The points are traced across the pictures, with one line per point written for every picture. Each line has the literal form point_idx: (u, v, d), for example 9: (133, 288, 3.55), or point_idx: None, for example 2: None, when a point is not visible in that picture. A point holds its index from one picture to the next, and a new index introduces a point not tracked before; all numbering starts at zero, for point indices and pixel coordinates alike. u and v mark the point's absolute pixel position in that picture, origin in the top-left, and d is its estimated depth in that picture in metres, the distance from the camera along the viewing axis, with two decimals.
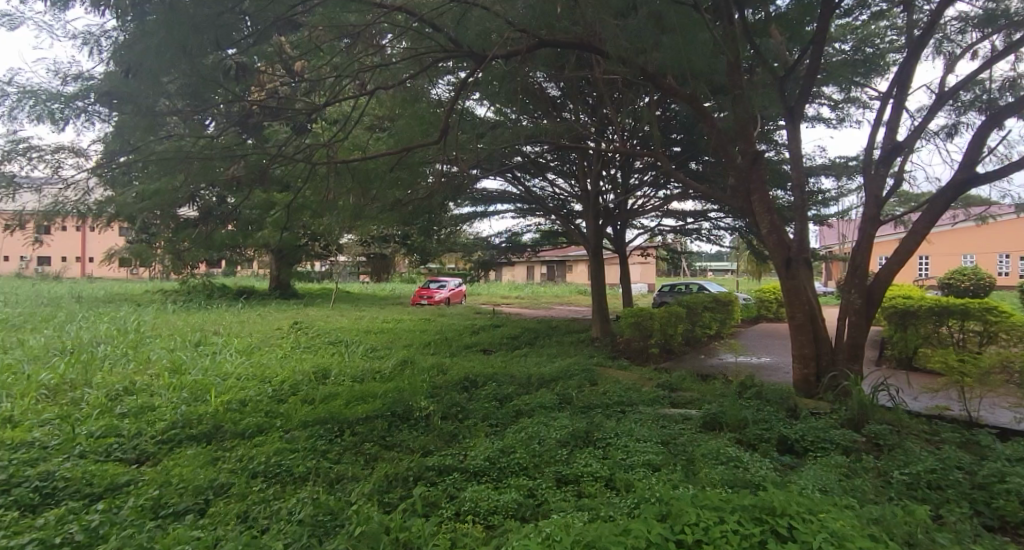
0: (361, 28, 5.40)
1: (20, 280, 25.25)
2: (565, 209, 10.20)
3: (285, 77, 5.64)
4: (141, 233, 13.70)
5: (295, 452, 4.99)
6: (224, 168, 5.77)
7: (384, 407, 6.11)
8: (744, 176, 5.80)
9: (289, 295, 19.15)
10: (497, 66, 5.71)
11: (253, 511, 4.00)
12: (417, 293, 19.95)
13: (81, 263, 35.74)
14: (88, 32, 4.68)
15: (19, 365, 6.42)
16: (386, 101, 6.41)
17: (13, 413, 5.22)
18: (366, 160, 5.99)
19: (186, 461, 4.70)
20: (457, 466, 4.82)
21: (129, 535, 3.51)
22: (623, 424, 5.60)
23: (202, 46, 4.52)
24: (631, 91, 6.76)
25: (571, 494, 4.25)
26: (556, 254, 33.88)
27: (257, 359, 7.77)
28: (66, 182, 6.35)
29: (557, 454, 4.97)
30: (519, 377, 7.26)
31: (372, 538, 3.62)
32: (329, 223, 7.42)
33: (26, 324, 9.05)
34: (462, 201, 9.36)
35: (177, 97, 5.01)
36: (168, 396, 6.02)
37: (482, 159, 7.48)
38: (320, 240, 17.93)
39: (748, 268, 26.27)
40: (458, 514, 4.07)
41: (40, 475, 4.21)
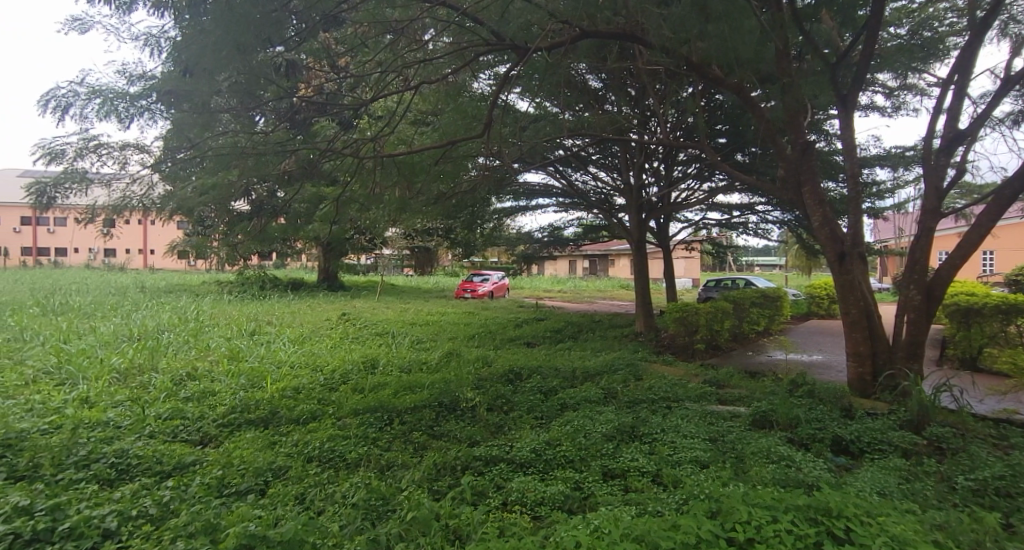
0: (405, 23, 5.46)
1: (93, 270, 26.98)
2: (607, 202, 10.13)
3: (330, 74, 5.73)
4: (199, 226, 14.26)
5: (346, 439, 5.15)
6: (277, 163, 5.94)
7: (431, 398, 6.23)
8: (796, 168, 5.65)
9: (337, 287, 19.68)
10: (541, 59, 5.70)
11: (309, 493, 4.16)
12: (461, 286, 20.21)
13: (144, 256, 37.71)
14: (148, 34, 4.85)
15: (91, 349, 6.79)
16: (430, 96, 6.45)
17: (89, 393, 5.54)
18: (413, 155, 6.05)
19: (246, 444, 4.91)
20: (504, 457, 4.88)
21: (198, 511, 3.70)
22: (669, 420, 5.58)
23: (258, 44, 4.67)
24: (675, 81, 6.66)
25: (617, 488, 4.27)
26: (599, 249, 33.82)
27: (309, 349, 8.00)
28: (131, 177, 6.67)
29: (603, 447, 4.99)
30: (563, 370, 7.29)
31: (423, 524, 3.72)
32: (377, 217, 7.55)
33: (95, 311, 9.57)
34: (505, 194, 9.41)
35: (231, 95, 5.17)
36: (227, 383, 6.27)
37: (526, 154, 7.47)
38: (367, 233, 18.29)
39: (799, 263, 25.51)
40: (505, 504, 4.14)
41: (115, 452, 4.46)
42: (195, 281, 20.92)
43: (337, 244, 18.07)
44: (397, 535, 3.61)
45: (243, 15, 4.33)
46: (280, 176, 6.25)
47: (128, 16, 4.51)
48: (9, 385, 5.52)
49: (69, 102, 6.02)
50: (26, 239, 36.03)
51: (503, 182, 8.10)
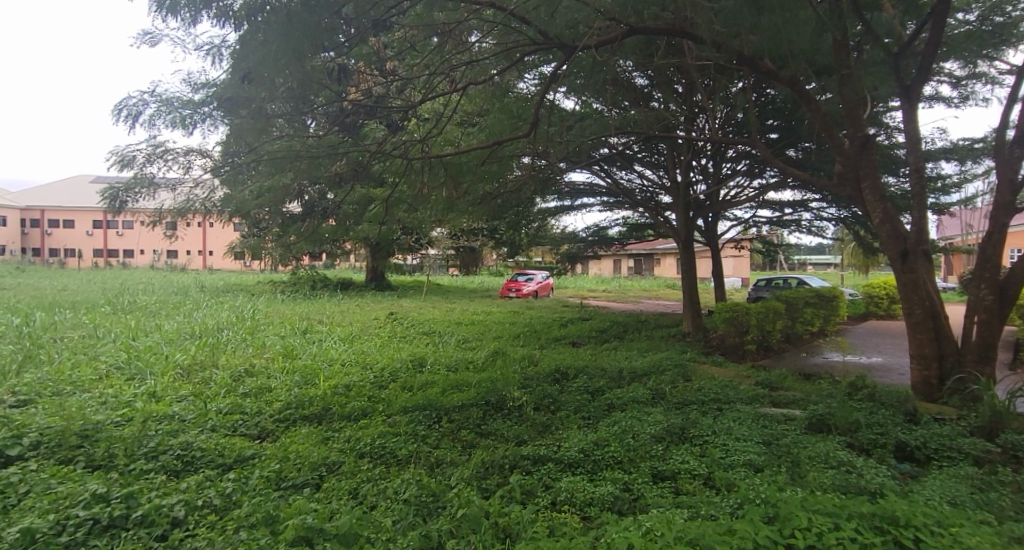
0: (451, 26, 5.49)
1: (158, 271, 28.44)
2: (653, 201, 10.00)
3: (379, 77, 5.82)
4: (254, 228, 14.78)
5: (397, 436, 5.24)
6: (329, 165, 6.09)
7: (478, 397, 6.27)
8: (854, 164, 5.45)
9: (383, 287, 20.09)
10: (588, 57, 5.66)
11: (362, 489, 4.24)
12: (505, 286, 20.32)
13: (203, 257, 39.40)
14: (209, 44, 5.05)
15: (157, 346, 7.14)
16: (476, 97, 6.49)
17: (156, 388, 5.82)
18: (461, 155, 6.09)
19: (301, 439, 5.07)
20: (552, 457, 4.88)
21: (258, 503, 3.83)
22: (721, 422, 5.47)
23: (310, 51, 4.77)
24: (724, 77, 6.51)
25: (668, 490, 4.21)
26: (644, 248, 33.39)
27: (359, 347, 8.18)
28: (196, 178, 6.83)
29: (652, 449, 4.92)
30: (610, 370, 7.22)
31: (473, 521, 3.75)
32: (424, 217, 7.65)
33: (161, 310, 10.06)
34: (549, 195, 9.40)
35: (285, 101, 5.33)
36: (283, 379, 6.47)
37: (572, 154, 7.43)
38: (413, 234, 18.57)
39: (855, 261, 24.53)
40: (555, 504, 4.14)
41: (181, 444, 4.67)
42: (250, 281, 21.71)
43: (385, 244, 18.40)
44: (448, 531, 3.65)
45: (299, 23, 4.46)
46: (332, 178, 6.42)
47: (193, 27, 4.71)
48: (85, 379, 5.85)
49: (139, 110, 6.35)
50: (97, 242, 38.33)
51: (548, 181, 8.09)
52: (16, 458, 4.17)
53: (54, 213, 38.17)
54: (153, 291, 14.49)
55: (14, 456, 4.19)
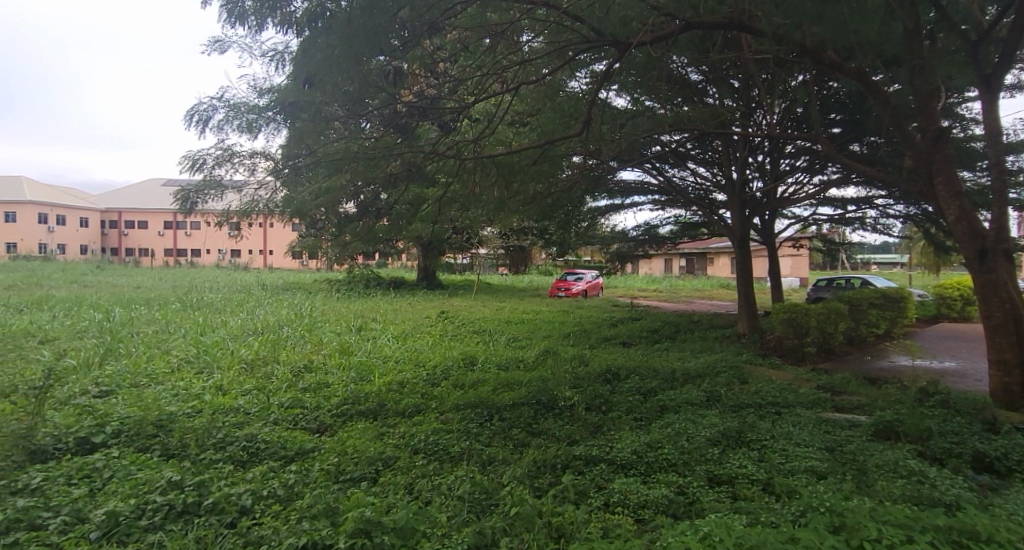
0: (503, 26, 5.50)
1: (222, 270, 29.82)
2: (706, 199, 9.78)
3: (432, 79, 5.89)
4: (311, 228, 15.28)
5: (450, 433, 5.32)
6: (384, 166, 6.22)
7: (529, 396, 6.29)
8: (926, 159, 5.19)
9: (434, 286, 20.41)
10: (642, 54, 5.57)
11: (416, 484, 4.32)
12: (554, 285, 20.29)
13: (262, 257, 40.99)
14: (273, 50, 5.23)
15: (223, 342, 7.48)
16: (528, 96, 6.49)
17: (222, 381, 6.09)
18: (513, 155, 6.12)
19: (358, 433, 5.20)
20: (604, 457, 4.85)
21: (320, 495, 3.96)
22: (779, 426, 5.31)
23: (367, 56, 4.87)
24: (784, 70, 6.30)
25: (725, 495, 4.11)
26: (696, 246, 32.70)
27: (411, 345, 8.34)
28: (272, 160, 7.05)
29: (708, 452, 4.82)
30: (662, 371, 7.12)
31: (527, 520, 3.76)
32: (475, 217, 7.73)
33: (226, 307, 10.54)
34: (598, 194, 9.33)
35: (343, 104, 5.47)
36: (340, 375, 6.67)
37: (623, 152, 7.35)
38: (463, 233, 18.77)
39: (925, 261, 23.26)
40: (607, 505, 4.10)
41: (247, 436, 4.87)
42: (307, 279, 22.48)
43: (436, 244, 18.66)
44: (502, 528, 3.66)
45: (357, 28, 4.56)
46: (386, 179, 6.56)
47: (258, 35, 4.88)
48: (159, 372, 6.19)
49: (209, 115, 6.66)
50: (166, 241, 40.48)
51: (598, 180, 8.03)
52: (100, 445, 4.44)
53: (128, 213, 40.51)
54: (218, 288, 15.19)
55: (98, 443, 4.47)
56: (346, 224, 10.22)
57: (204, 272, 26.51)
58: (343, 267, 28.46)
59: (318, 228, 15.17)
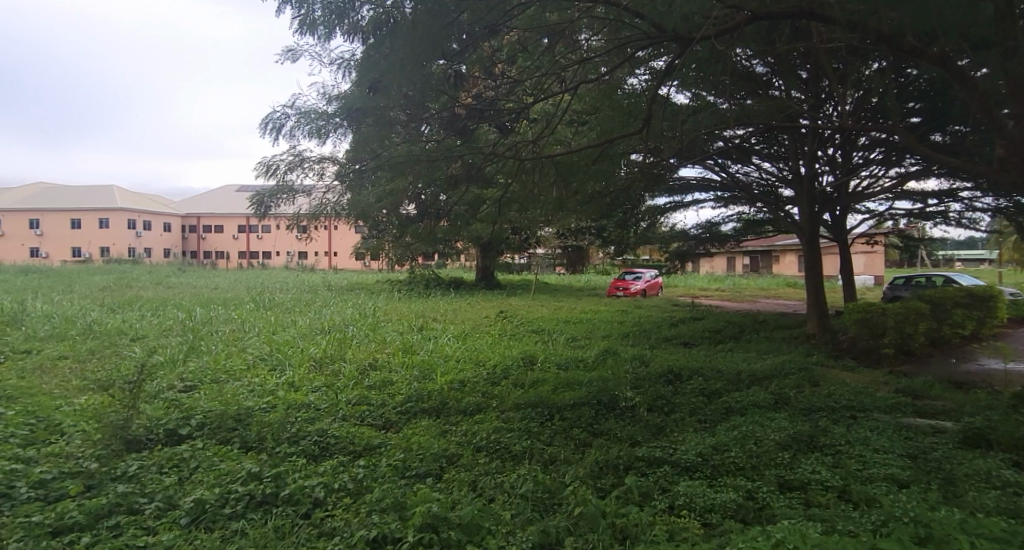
0: (562, 26, 5.48)
1: (290, 270, 31.17)
2: (771, 195, 9.45)
3: (491, 82, 5.94)
4: (374, 229, 15.74)
5: (511, 431, 5.36)
6: (444, 169, 6.33)
7: (590, 396, 6.26)
8: (1020, 147, 4.83)
9: (492, 286, 20.61)
10: (705, 49, 5.44)
11: (480, 481, 4.37)
12: (612, 285, 20.10)
13: (326, 259, 42.49)
14: (340, 58, 5.41)
15: (293, 340, 7.81)
16: (587, 96, 6.45)
17: (294, 378, 6.36)
18: (572, 154, 6.10)
19: (422, 430, 5.32)
20: (668, 459, 4.76)
21: (388, 489, 4.07)
22: (855, 431, 5.07)
23: (430, 61, 4.97)
24: (857, 59, 6.00)
25: (797, 501, 3.97)
26: (760, 243, 31.62)
27: (472, 344, 8.45)
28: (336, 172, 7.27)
29: (778, 457, 4.66)
30: (727, 372, 6.93)
31: (591, 520, 3.74)
32: (533, 217, 7.76)
33: (295, 307, 11.00)
34: (657, 191, 9.18)
35: (405, 109, 5.60)
36: (403, 374, 6.83)
37: (684, 149, 7.19)
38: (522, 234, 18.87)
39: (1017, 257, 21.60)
40: (673, 508, 4.02)
41: (318, 431, 5.06)
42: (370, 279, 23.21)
43: (495, 243, 18.84)
44: (566, 527, 3.65)
45: (420, 34, 4.66)
46: (446, 181, 6.68)
47: (327, 43, 5.07)
48: (236, 368, 6.53)
49: None
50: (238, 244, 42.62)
51: (658, 178, 7.90)
52: (187, 437, 4.73)
53: (204, 218, 42.95)
54: (287, 289, 15.88)
55: (185, 434, 4.76)
56: (407, 226, 10.46)
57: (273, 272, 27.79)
58: (404, 268, 29.13)
59: (380, 230, 15.58)
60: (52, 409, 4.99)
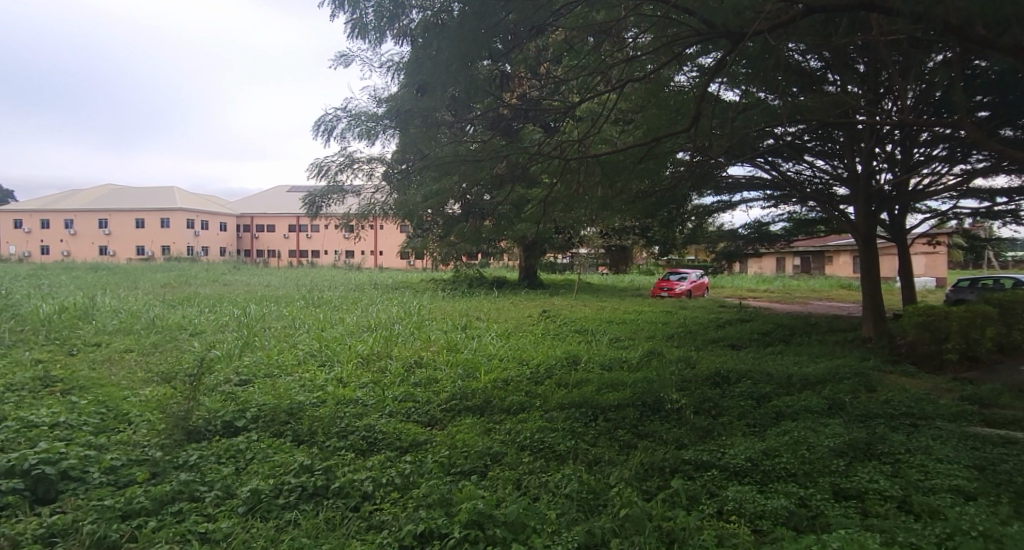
0: (609, 25, 5.43)
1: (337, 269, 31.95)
2: (824, 194, 9.16)
3: (536, 82, 5.94)
4: (419, 228, 15.98)
5: (555, 431, 5.34)
6: (489, 169, 6.37)
7: (634, 397, 6.19)
8: None
9: (535, 286, 20.66)
10: (757, 44, 5.29)
11: (525, 480, 4.38)
12: (657, 285, 19.83)
13: (371, 258, 43.34)
14: (389, 61, 5.52)
15: (342, 337, 7.99)
16: (633, 95, 6.38)
17: (342, 374, 6.52)
18: (618, 153, 6.05)
19: (467, 428, 5.36)
20: (716, 463, 4.66)
21: (435, 485, 4.12)
22: (916, 439, 4.85)
23: (477, 62, 5.00)
24: (920, 51, 5.74)
25: (854, 510, 3.82)
26: (811, 243, 30.61)
27: (515, 343, 8.47)
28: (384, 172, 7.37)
29: (832, 464, 4.50)
30: (776, 376, 6.74)
31: (637, 523, 3.69)
32: (578, 216, 7.72)
33: (342, 304, 11.26)
34: (704, 191, 9.01)
35: (451, 110, 5.66)
36: (448, 371, 6.91)
37: (733, 147, 7.02)
38: (566, 233, 18.80)
39: None
40: (721, 513, 3.93)
41: (366, 426, 5.17)
42: (415, 278, 23.59)
43: (538, 243, 18.83)
44: (612, 529, 3.62)
45: (467, 35, 4.70)
46: (491, 181, 6.72)
47: (377, 47, 5.17)
48: (288, 364, 6.73)
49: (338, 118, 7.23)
50: (286, 243, 43.92)
51: (705, 177, 7.74)
52: (243, 428, 4.90)
53: (257, 218, 44.53)
54: (335, 287, 16.27)
55: (241, 426, 4.94)
56: (452, 226, 10.57)
57: (322, 271, 28.58)
58: (450, 267, 29.32)
59: (426, 229, 15.81)
60: (120, 398, 5.26)
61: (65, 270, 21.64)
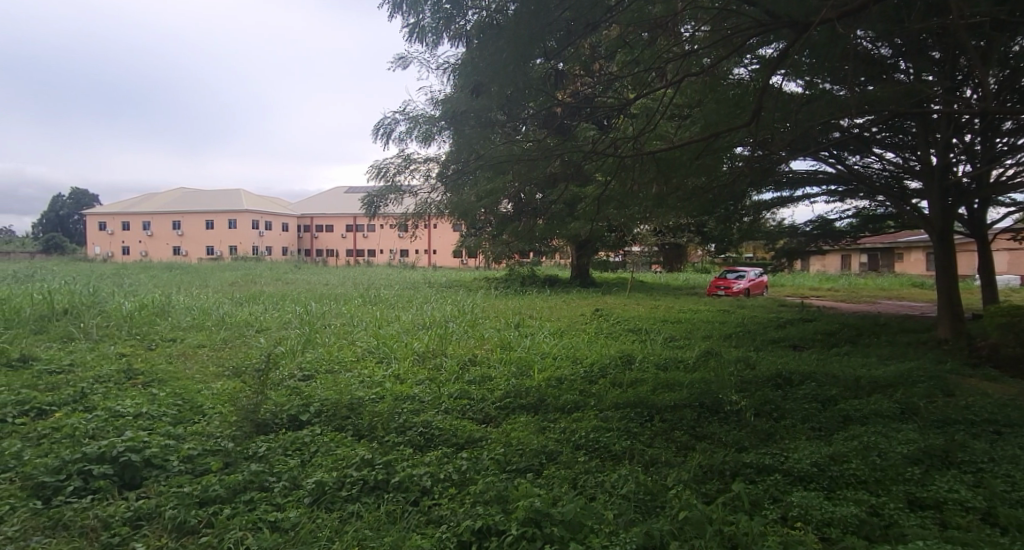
0: (666, 19, 5.32)
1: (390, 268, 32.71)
2: (895, 188, 8.73)
3: (590, 80, 5.88)
4: (471, 227, 16.14)
5: (610, 431, 5.28)
6: (542, 168, 6.36)
7: (691, 398, 6.06)
8: None
9: (588, 284, 20.65)
10: (823, 33, 5.07)
11: (581, 479, 4.35)
12: (714, 283, 19.44)
13: (422, 257, 44.06)
14: (445, 62, 5.59)
15: (398, 335, 8.15)
16: (689, 90, 6.24)
17: (400, 371, 6.66)
18: (674, 150, 5.93)
19: (522, 426, 5.37)
20: (779, 468, 4.50)
21: (491, 482, 4.14)
22: (1001, 448, 4.55)
23: (531, 61, 5.00)
24: (1004, 34, 5.37)
25: (931, 521, 3.61)
26: (877, 240, 29.17)
27: (568, 342, 8.44)
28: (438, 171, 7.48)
29: (907, 472, 4.27)
30: (843, 378, 6.45)
31: (697, 526, 3.60)
32: (631, 214, 7.62)
33: (398, 303, 11.50)
34: (764, 186, 8.74)
35: (505, 110, 5.68)
36: (502, 369, 6.95)
37: (795, 141, 6.77)
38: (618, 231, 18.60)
39: None
40: (786, 519, 3.79)
41: (423, 423, 5.26)
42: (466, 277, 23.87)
43: (591, 241, 18.71)
44: (671, 532, 3.55)
45: (523, 35, 4.70)
46: (544, 180, 6.71)
47: (434, 50, 5.24)
48: (347, 360, 6.92)
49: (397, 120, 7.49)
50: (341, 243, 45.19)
51: (765, 172, 7.49)
52: (307, 422, 5.07)
53: (319, 218, 46.23)
54: (390, 285, 16.66)
55: (305, 420, 5.11)
56: (504, 225, 10.61)
57: (377, 270, 29.34)
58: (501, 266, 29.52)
59: (478, 229, 15.98)
60: (194, 391, 5.55)
61: (144, 269, 23.06)
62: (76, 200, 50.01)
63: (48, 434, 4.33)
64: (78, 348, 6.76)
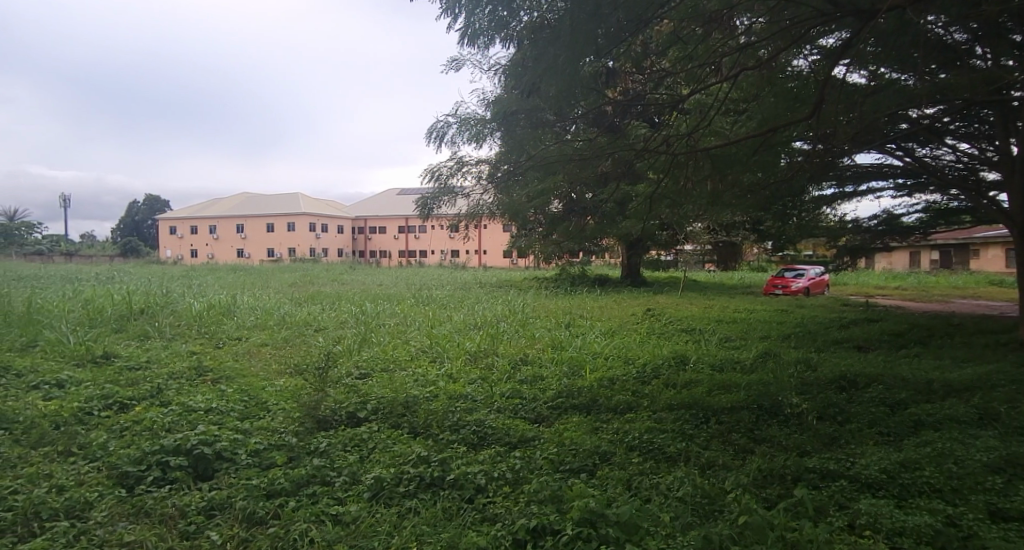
0: (720, 12, 5.19)
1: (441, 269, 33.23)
2: (970, 180, 8.26)
3: (642, 77, 5.79)
4: (521, 228, 16.20)
5: (665, 432, 5.19)
6: (592, 166, 6.31)
7: (749, 400, 5.89)
8: None
9: (639, 283, 20.34)
10: (889, 20, 4.82)
11: (636, 481, 4.30)
12: (771, 283, 18.82)
13: (472, 258, 44.45)
14: (496, 63, 5.62)
15: (450, 335, 8.25)
16: (745, 84, 6.05)
17: (453, 370, 6.74)
18: (728, 146, 5.77)
19: (575, 426, 5.35)
20: (845, 474, 4.32)
21: (546, 481, 4.14)
22: None
23: (582, 60, 4.97)
24: None
25: (1015, 534, 3.38)
26: (950, 237, 27.54)
27: (620, 342, 8.34)
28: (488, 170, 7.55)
29: (987, 481, 4.01)
30: (914, 381, 6.13)
31: (758, 532, 3.49)
32: (684, 211, 7.47)
33: (450, 303, 11.65)
34: (826, 182, 8.43)
35: (554, 109, 5.67)
36: (554, 369, 6.94)
37: (860, 134, 6.49)
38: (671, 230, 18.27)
39: None
40: (853, 527, 3.63)
41: (477, 421, 5.31)
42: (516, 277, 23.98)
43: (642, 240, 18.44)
44: (731, 536, 3.46)
45: (574, 32, 4.67)
46: (594, 179, 6.64)
47: (485, 51, 5.28)
48: (403, 359, 7.07)
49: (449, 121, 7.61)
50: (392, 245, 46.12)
51: (827, 166, 7.19)
52: (364, 419, 5.20)
53: (369, 221, 47.26)
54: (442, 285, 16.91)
55: (363, 417, 5.24)
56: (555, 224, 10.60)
57: (429, 270, 29.86)
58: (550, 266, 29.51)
59: (528, 229, 16.01)
60: (259, 388, 5.78)
61: (213, 270, 24.31)
62: (148, 206, 53.02)
63: (129, 426, 4.61)
64: (154, 346, 7.17)
